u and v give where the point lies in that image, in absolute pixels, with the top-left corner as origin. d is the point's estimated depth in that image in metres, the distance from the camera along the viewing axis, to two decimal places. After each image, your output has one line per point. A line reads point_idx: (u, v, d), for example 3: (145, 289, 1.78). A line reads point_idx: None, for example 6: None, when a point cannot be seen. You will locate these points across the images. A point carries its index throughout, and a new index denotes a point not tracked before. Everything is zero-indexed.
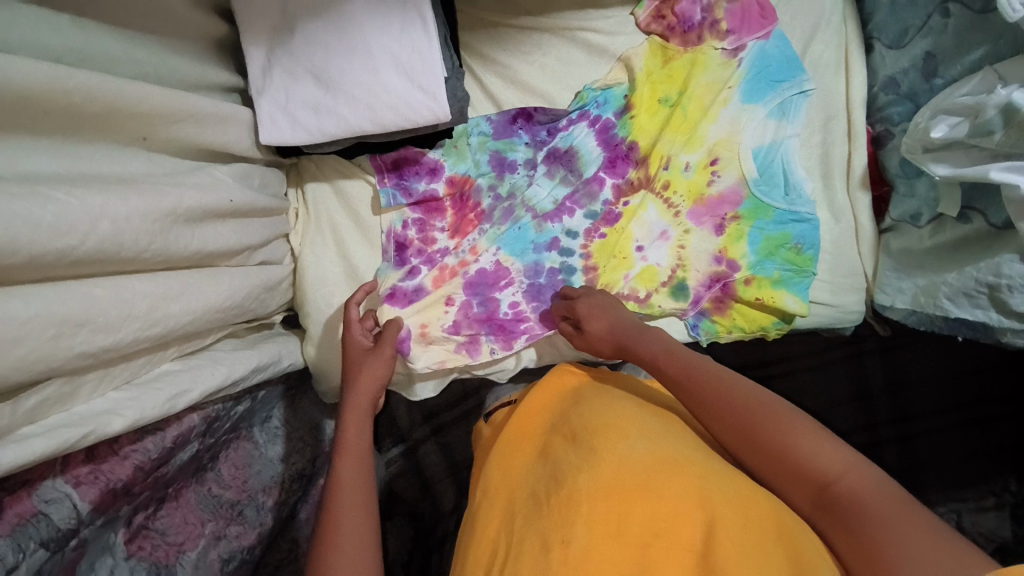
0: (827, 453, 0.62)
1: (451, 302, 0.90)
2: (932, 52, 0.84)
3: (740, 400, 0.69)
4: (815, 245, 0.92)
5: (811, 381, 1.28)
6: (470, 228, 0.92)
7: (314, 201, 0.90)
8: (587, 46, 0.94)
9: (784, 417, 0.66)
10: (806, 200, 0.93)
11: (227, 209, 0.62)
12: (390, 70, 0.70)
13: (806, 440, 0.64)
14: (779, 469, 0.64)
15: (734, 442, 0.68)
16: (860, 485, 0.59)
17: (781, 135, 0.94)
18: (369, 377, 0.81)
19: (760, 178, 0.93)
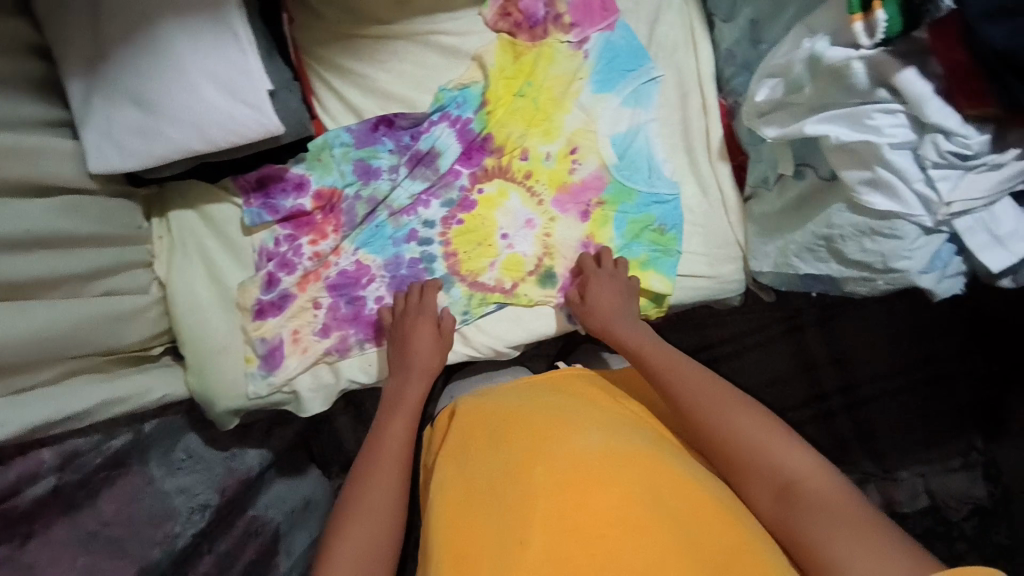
0: (792, 452, 0.69)
1: (320, 306, 0.94)
2: (756, 19, 0.83)
3: (718, 396, 0.76)
4: (677, 225, 0.96)
5: (756, 358, 1.30)
6: (331, 232, 0.93)
7: (181, 228, 0.89)
8: (440, 49, 0.95)
9: (750, 416, 0.73)
10: (667, 181, 0.97)
11: (18, 239, 0.65)
12: (210, 88, 0.70)
13: (774, 438, 0.71)
14: (742, 462, 0.71)
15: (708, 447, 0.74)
16: (822, 489, 0.65)
17: (637, 122, 0.97)
18: (433, 357, 0.89)
19: (621, 164, 0.96)
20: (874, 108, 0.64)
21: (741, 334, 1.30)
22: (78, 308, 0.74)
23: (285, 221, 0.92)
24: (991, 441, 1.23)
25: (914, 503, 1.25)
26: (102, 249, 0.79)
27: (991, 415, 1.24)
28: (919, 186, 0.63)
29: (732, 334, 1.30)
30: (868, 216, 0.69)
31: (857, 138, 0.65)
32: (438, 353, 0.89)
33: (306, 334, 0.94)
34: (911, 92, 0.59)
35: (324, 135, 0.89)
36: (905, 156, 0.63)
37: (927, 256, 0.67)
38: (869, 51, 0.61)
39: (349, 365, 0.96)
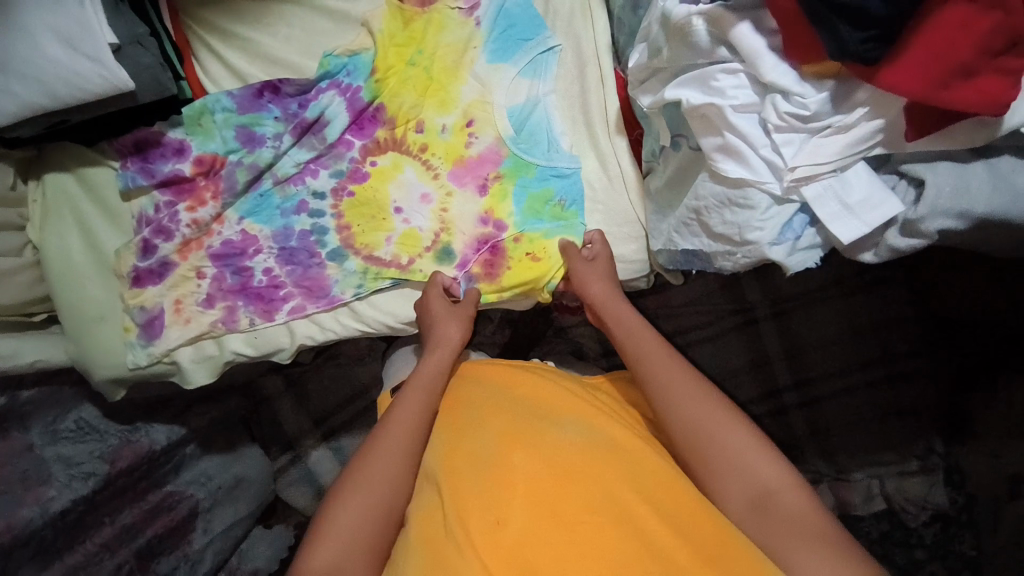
0: (772, 463, 0.63)
1: (203, 276, 0.92)
2: None
3: (696, 390, 0.69)
4: (578, 200, 0.91)
5: (705, 353, 1.18)
6: (209, 200, 0.91)
7: (55, 193, 0.88)
8: (330, 14, 0.94)
9: (731, 418, 0.66)
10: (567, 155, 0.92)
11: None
12: (52, 43, 0.69)
13: (750, 444, 0.64)
14: (711, 466, 0.64)
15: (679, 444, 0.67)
16: (794, 505, 0.60)
17: (535, 94, 0.94)
18: (444, 325, 0.84)
19: (518, 137, 0.92)
20: (718, 68, 0.60)
21: (690, 326, 1.18)
22: None
23: (164, 186, 0.91)
24: (954, 444, 1.10)
25: (868, 506, 1.14)
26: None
27: (953, 418, 1.11)
28: (765, 151, 0.60)
29: (682, 326, 1.18)
30: (726, 186, 0.65)
31: (705, 101, 0.61)
32: (453, 322, 0.84)
33: (189, 304, 0.91)
34: (746, 49, 0.56)
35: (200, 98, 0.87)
36: (750, 120, 0.60)
37: (779, 226, 0.62)
38: (706, 6, 0.58)
39: (232, 338, 0.92)
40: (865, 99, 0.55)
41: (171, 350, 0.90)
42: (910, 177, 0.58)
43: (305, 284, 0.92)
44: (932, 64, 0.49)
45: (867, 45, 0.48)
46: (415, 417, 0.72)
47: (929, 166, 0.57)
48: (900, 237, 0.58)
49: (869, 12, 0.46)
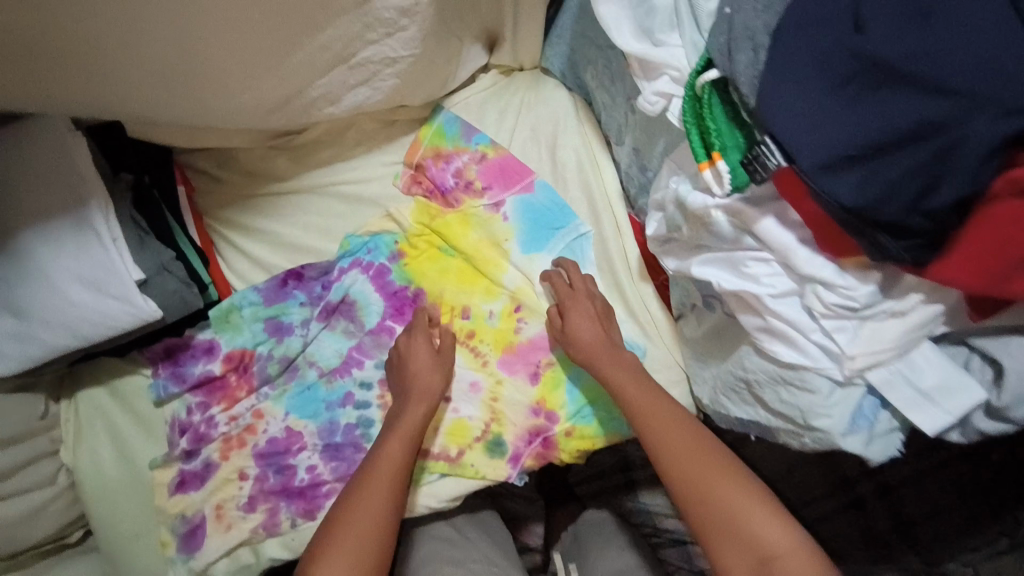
0: (775, 528, 0.68)
1: (246, 477, 0.88)
2: (637, 147, 0.77)
3: (703, 454, 0.73)
4: None
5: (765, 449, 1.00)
6: (245, 394, 0.91)
7: (87, 408, 0.89)
8: (343, 197, 0.95)
9: (735, 482, 0.71)
10: None
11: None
12: (77, 288, 0.70)
13: (744, 510, 0.69)
14: (716, 529, 0.70)
15: (696, 508, 0.72)
16: (800, 567, 0.65)
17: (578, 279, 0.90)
18: (429, 379, 0.85)
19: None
20: (747, 255, 0.57)
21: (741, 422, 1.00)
22: None
23: (194, 389, 0.90)
24: None
25: None
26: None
27: None
28: (817, 337, 0.56)
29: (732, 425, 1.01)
30: (778, 365, 0.61)
31: (739, 287, 0.58)
32: (437, 374, 0.86)
33: (230, 509, 0.87)
34: (776, 243, 0.53)
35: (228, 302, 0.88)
36: (792, 303, 0.56)
37: (847, 414, 0.58)
38: (724, 200, 0.55)
39: (270, 543, 0.87)
40: (918, 286, 0.51)
41: (208, 565, 0.86)
42: (983, 353, 0.53)
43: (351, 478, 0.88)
44: (989, 260, 0.44)
45: (916, 252, 0.45)
46: (374, 502, 0.76)
47: (1004, 344, 0.52)
48: (986, 420, 0.53)
49: (912, 226, 0.44)
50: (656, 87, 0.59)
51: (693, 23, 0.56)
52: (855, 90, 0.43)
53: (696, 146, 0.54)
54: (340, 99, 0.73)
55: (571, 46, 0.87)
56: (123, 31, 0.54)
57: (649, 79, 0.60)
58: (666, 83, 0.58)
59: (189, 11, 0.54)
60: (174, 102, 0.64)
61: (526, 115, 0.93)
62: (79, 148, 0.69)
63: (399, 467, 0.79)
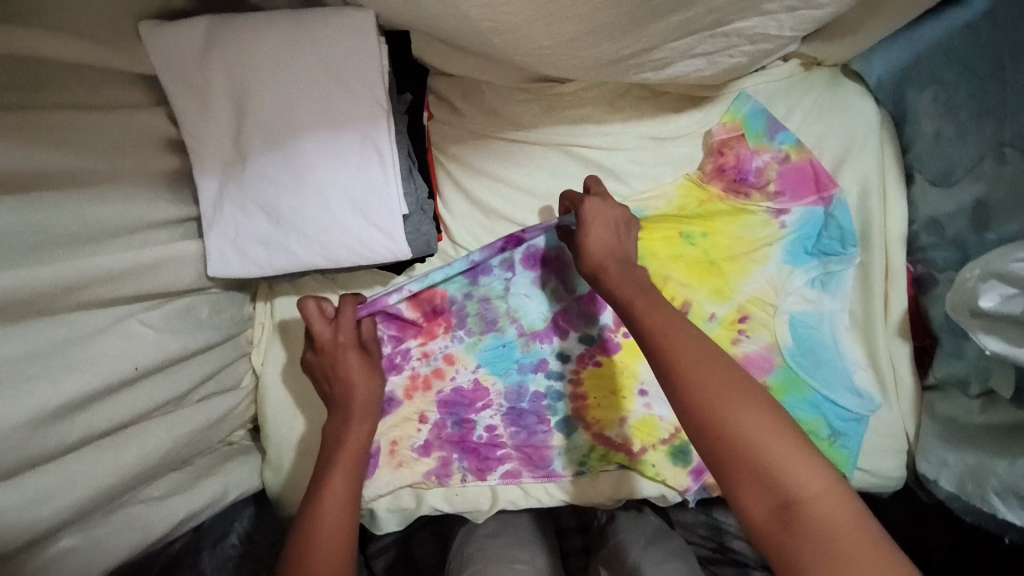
0: (803, 464, 0.54)
1: (425, 420, 0.85)
2: (983, 201, 0.69)
3: (720, 374, 0.57)
4: (854, 444, 0.80)
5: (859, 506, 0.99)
6: (440, 333, 0.85)
7: (283, 316, 0.84)
8: (583, 161, 0.86)
9: (750, 402, 0.56)
10: (854, 390, 0.81)
11: (126, 379, 0.57)
12: (344, 209, 0.64)
13: (772, 437, 0.55)
14: (739, 456, 0.54)
15: (703, 431, 0.56)
16: (835, 514, 0.52)
17: (823, 310, 0.82)
18: (365, 385, 0.76)
19: (796, 348, 0.82)
20: None
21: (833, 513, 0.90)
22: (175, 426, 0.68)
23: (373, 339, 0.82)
24: None
25: None
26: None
27: None
28: None
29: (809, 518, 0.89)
30: None
31: None
32: (371, 380, 0.76)
33: (404, 448, 0.85)
34: None
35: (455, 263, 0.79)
36: None
37: None
38: None
39: (434, 493, 0.86)
40: None
41: (375, 496, 0.85)
42: None
43: (527, 449, 0.86)
44: None
45: None
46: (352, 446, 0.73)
47: None
48: None
49: None
50: None
51: None
52: None
53: None
54: (665, 66, 0.63)
55: (917, 54, 0.73)
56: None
57: None
58: None
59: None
60: (521, 40, 0.54)
61: (814, 121, 0.81)
62: (377, 60, 0.61)
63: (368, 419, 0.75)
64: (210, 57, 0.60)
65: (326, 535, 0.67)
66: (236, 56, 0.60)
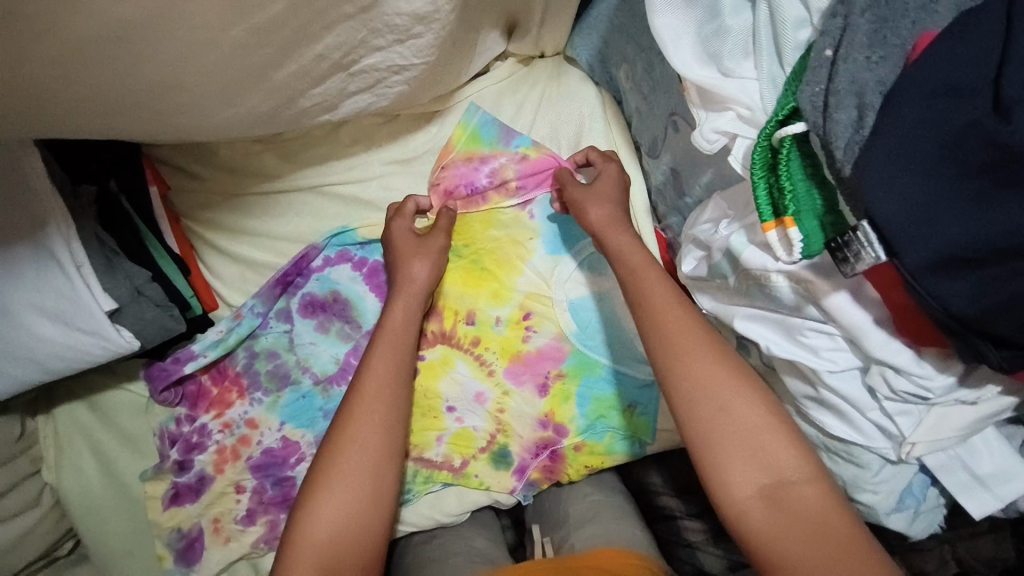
0: (784, 444, 0.56)
1: (243, 489, 0.84)
2: (676, 167, 0.70)
3: (729, 387, 0.58)
4: (646, 407, 0.86)
5: None
6: (237, 399, 0.85)
7: (68, 425, 0.84)
8: (340, 198, 0.85)
9: (749, 390, 0.57)
10: (636, 358, 0.86)
11: None
12: (37, 320, 0.61)
13: (765, 431, 0.56)
14: (730, 441, 0.56)
15: (709, 419, 0.57)
16: (823, 501, 0.53)
17: (598, 289, 0.86)
18: (411, 265, 0.78)
19: (581, 332, 0.86)
20: (806, 325, 0.51)
21: None
22: None
23: (189, 404, 0.85)
24: None
25: None
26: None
27: None
28: (875, 416, 0.51)
29: None
30: (822, 432, 0.56)
31: (792, 357, 0.52)
32: (425, 261, 0.78)
33: (227, 524, 0.83)
34: (845, 324, 0.48)
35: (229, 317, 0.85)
36: (851, 380, 0.51)
37: (896, 492, 0.54)
38: (789, 264, 0.48)
39: (270, 557, 0.84)
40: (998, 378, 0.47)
41: None
42: None
43: None
44: None
45: (1016, 361, 0.40)
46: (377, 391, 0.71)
47: None
48: None
49: (1016, 335, 0.38)
50: (717, 124, 0.51)
51: (771, 49, 0.49)
52: (984, 181, 0.36)
53: (762, 204, 0.47)
54: (337, 107, 0.65)
55: (604, 38, 0.79)
56: (68, 63, 0.43)
57: (707, 110, 0.52)
58: (729, 121, 0.51)
59: (149, 39, 0.44)
60: (136, 121, 0.54)
61: (547, 110, 0.84)
62: (31, 162, 0.58)
63: (398, 343, 0.74)
64: None
65: (341, 503, 0.65)
66: None
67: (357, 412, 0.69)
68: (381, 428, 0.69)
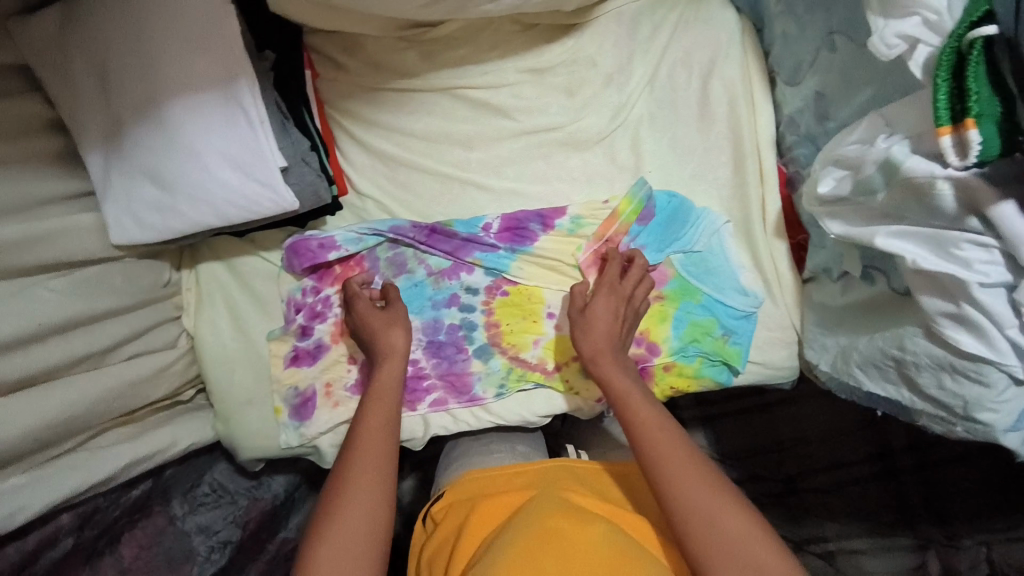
0: (767, 551, 0.62)
1: (353, 361, 0.91)
2: (824, 90, 0.72)
3: (687, 465, 0.68)
4: (743, 339, 0.86)
5: (784, 417, 1.08)
6: (357, 279, 0.92)
7: (207, 280, 0.92)
8: (471, 102, 0.89)
9: (732, 510, 0.64)
10: (740, 291, 0.86)
11: (33, 333, 0.66)
12: (221, 165, 0.69)
13: (755, 542, 0.62)
14: (725, 553, 0.62)
15: (695, 543, 0.63)
16: None
17: (711, 219, 0.87)
18: (387, 335, 0.83)
19: (686, 258, 0.88)
20: (963, 237, 0.52)
21: (811, 447, 1.06)
22: (105, 383, 0.77)
23: (314, 279, 0.92)
24: None
25: None
26: (124, 317, 0.81)
27: None
28: (1013, 332, 0.53)
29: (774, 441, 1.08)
30: (950, 352, 0.57)
31: (938, 267, 0.54)
32: (398, 329, 0.83)
33: (337, 390, 0.91)
34: (1008, 230, 0.49)
35: (363, 223, 0.90)
36: (997, 295, 0.53)
37: (1015, 412, 0.57)
38: (958, 171, 0.50)
39: None
40: None
41: (319, 433, 0.91)
42: None
43: (451, 378, 0.91)
44: None
45: None
46: (369, 432, 0.76)
47: None
48: None
49: None
50: (901, 29, 0.51)
51: None
52: None
53: (939, 109, 0.48)
54: None
55: None
56: None
57: (887, 18, 0.52)
58: (913, 25, 0.51)
59: None
60: None
61: (683, 34, 0.87)
62: (227, 19, 0.65)
63: (401, 365, 0.82)
64: (71, 40, 0.66)
65: (354, 508, 0.69)
66: (90, 29, 0.65)
67: (361, 433, 0.76)
68: (379, 447, 0.75)
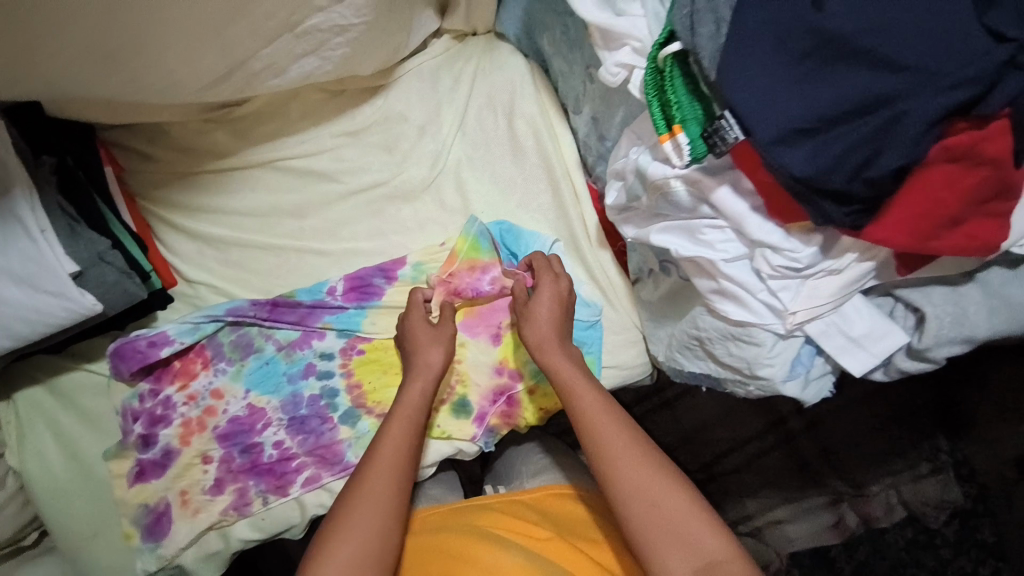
0: (704, 525, 0.64)
1: (209, 460, 0.85)
2: (596, 116, 0.81)
3: (636, 448, 0.69)
4: (594, 346, 0.91)
5: (688, 411, 1.10)
6: (202, 371, 0.88)
7: (27, 409, 0.85)
8: (292, 171, 0.90)
9: (675, 490, 0.66)
10: (582, 304, 0.92)
11: None
12: (5, 284, 0.65)
13: (694, 518, 0.65)
14: (663, 535, 0.64)
15: (637, 532, 0.65)
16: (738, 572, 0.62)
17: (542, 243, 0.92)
18: (427, 352, 0.82)
19: None
20: (703, 223, 0.61)
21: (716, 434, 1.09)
22: None
23: (150, 381, 0.87)
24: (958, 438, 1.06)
25: (891, 517, 1.04)
26: None
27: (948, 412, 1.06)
28: (763, 295, 0.61)
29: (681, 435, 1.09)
30: (727, 322, 0.65)
31: (696, 254, 0.61)
32: (437, 347, 0.82)
33: (195, 496, 0.84)
34: (729, 210, 0.57)
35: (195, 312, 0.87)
36: (743, 268, 0.61)
37: (788, 362, 0.64)
38: (682, 170, 0.58)
39: (240, 523, 0.85)
40: (853, 246, 0.57)
41: (179, 551, 0.83)
42: (906, 303, 0.61)
43: (317, 452, 0.86)
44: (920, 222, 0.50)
45: (856, 217, 0.51)
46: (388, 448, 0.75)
47: (924, 294, 0.59)
48: (908, 360, 0.62)
49: (852, 192, 0.49)
50: (618, 59, 0.60)
51: None
52: (812, 63, 0.48)
53: (657, 119, 0.56)
54: (285, 71, 0.73)
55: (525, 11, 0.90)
56: None
57: (610, 50, 0.61)
58: (627, 54, 0.60)
59: None
60: (103, 74, 0.63)
61: (481, 81, 0.94)
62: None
63: (428, 378, 0.80)
64: None
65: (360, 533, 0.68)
66: None
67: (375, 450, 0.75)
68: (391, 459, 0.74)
